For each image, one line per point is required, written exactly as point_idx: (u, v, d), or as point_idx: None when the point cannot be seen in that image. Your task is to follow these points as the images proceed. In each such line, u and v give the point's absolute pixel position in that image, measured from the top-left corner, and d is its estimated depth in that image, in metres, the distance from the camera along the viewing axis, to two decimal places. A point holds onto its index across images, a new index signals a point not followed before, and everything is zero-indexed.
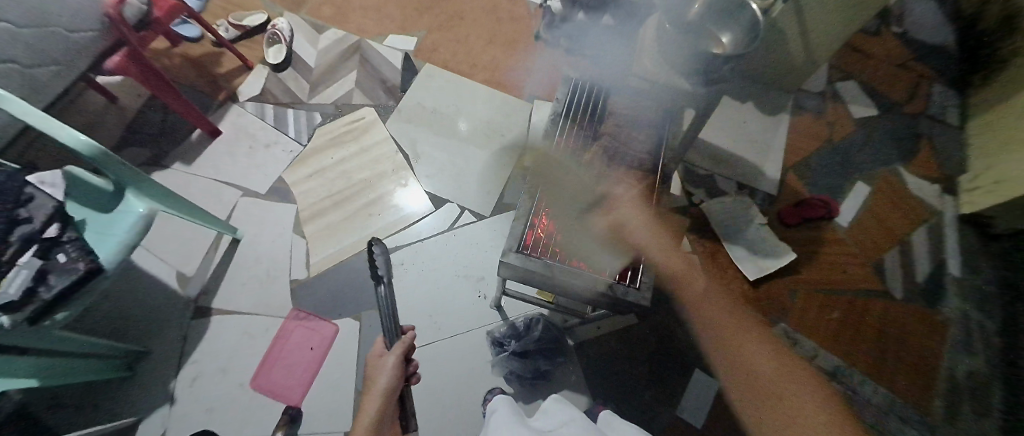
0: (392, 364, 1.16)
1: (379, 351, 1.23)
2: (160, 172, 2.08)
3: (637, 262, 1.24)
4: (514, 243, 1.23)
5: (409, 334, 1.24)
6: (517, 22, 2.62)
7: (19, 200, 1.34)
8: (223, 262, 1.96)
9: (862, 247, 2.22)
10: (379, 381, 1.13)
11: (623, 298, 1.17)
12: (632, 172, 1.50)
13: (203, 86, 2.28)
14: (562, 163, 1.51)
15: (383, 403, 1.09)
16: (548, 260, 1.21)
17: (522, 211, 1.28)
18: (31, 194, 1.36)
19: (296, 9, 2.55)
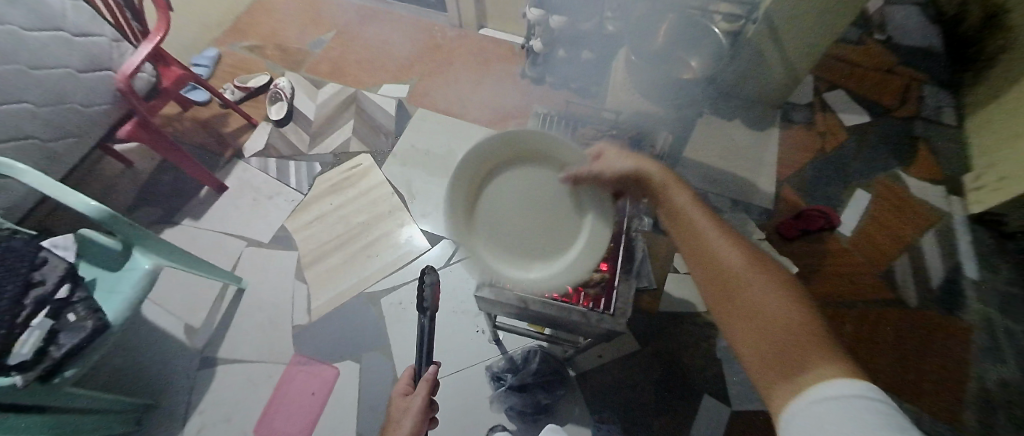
0: (418, 407, 1.16)
1: (404, 391, 1.26)
2: (170, 228, 2.19)
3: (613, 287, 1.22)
4: (489, 276, 1.23)
5: (432, 373, 1.24)
6: (503, 62, 2.74)
7: (34, 264, 1.44)
8: (228, 312, 2.02)
9: (868, 257, 2.16)
10: (403, 423, 1.14)
11: (599, 324, 1.16)
12: None
13: (211, 146, 2.44)
14: None
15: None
16: (524, 293, 1.20)
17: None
18: (44, 257, 1.46)
19: (296, 68, 2.74)
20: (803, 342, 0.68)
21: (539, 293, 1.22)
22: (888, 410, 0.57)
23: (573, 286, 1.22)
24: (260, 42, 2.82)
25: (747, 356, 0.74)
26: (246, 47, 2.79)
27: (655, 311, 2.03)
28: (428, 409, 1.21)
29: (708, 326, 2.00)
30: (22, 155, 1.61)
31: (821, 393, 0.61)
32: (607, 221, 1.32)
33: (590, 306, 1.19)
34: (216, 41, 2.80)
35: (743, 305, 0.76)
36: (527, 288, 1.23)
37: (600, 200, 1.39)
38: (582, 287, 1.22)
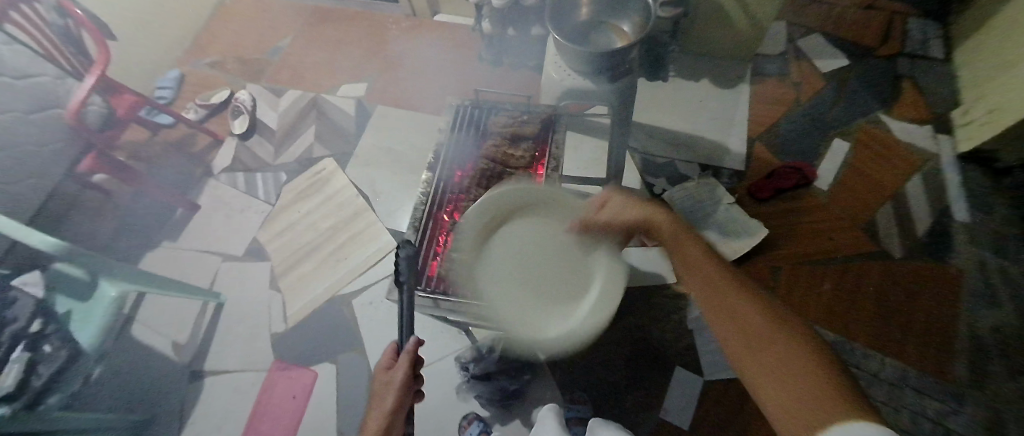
0: (400, 382, 1.06)
1: (385, 364, 1.14)
2: (148, 251, 2.24)
3: (523, 279, 1.26)
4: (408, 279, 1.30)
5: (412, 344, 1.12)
6: (460, 47, 2.68)
7: (7, 303, 1.63)
8: (212, 326, 2.10)
9: (848, 211, 2.05)
10: (386, 399, 1.05)
11: (508, 318, 1.21)
12: (516, 188, 1.44)
13: (179, 165, 2.46)
14: (445, 202, 1.45)
15: (392, 419, 1.02)
16: (436, 295, 1.32)
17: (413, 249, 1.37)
18: (14, 296, 1.64)
19: (257, 79, 2.74)
20: (827, 402, 0.56)
21: (451, 293, 1.31)
22: None
23: None
24: (220, 57, 2.83)
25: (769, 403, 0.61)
26: (207, 64, 2.80)
27: (624, 288, 2.00)
28: (411, 382, 1.11)
29: (679, 298, 1.96)
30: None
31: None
32: (514, 213, 1.39)
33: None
34: (177, 61, 2.83)
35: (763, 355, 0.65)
36: (439, 287, 1.28)
37: (512, 192, 1.43)
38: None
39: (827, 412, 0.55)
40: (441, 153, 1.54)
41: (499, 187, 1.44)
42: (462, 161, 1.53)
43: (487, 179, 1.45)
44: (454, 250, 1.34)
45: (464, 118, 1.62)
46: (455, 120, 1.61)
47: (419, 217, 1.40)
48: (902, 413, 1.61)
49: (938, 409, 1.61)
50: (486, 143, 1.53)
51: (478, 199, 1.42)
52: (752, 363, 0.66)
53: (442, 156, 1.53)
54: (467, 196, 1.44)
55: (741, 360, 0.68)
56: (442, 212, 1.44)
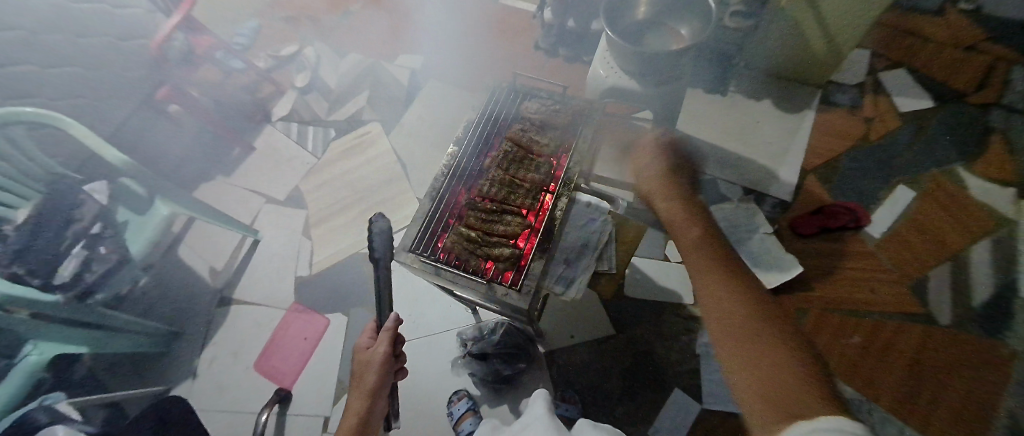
0: (381, 359, 1.13)
1: (366, 343, 1.20)
2: (206, 183, 2.44)
3: (526, 266, 1.27)
4: (409, 241, 1.32)
5: (393, 321, 1.19)
6: (519, 33, 2.68)
7: (76, 204, 1.79)
8: (246, 260, 2.27)
9: (898, 264, 1.89)
10: (367, 377, 1.11)
11: (505, 300, 1.22)
12: (537, 173, 1.44)
13: (241, 108, 2.64)
14: (466, 171, 1.46)
15: (374, 395, 1.10)
16: (438, 263, 1.29)
17: (420, 214, 1.37)
18: (82, 199, 1.81)
19: (324, 38, 2.89)
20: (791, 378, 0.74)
21: (450, 264, 1.29)
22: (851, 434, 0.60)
23: (485, 259, 1.30)
24: (295, 13, 3.00)
25: (746, 400, 0.77)
26: (282, 18, 2.98)
27: (637, 299, 1.97)
28: (392, 358, 1.18)
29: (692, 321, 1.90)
30: (78, 113, 2.13)
31: (813, 429, 0.63)
32: (530, 198, 1.39)
33: (499, 279, 1.25)
34: (257, 12, 3.01)
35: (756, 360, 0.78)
36: (443, 257, 1.31)
37: (533, 177, 1.43)
38: (494, 261, 1.28)
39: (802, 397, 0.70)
40: (468, 128, 1.53)
41: (519, 170, 1.44)
42: (490, 135, 1.53)
43: (510, 157, 1.46)
44: (464, 223, 1.37)
45: (504, 92, 1.61)
46: (492, 92, 1.61)
47: (437, 186, 1.41)
48: None
49: None
50: (518, 122, 1.53)
51: (497, 176, 1.43)
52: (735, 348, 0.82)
53: (472, 126, 1.54)
54: (486, 173, 1.45)
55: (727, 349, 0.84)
56: (462, 182, 1.45)
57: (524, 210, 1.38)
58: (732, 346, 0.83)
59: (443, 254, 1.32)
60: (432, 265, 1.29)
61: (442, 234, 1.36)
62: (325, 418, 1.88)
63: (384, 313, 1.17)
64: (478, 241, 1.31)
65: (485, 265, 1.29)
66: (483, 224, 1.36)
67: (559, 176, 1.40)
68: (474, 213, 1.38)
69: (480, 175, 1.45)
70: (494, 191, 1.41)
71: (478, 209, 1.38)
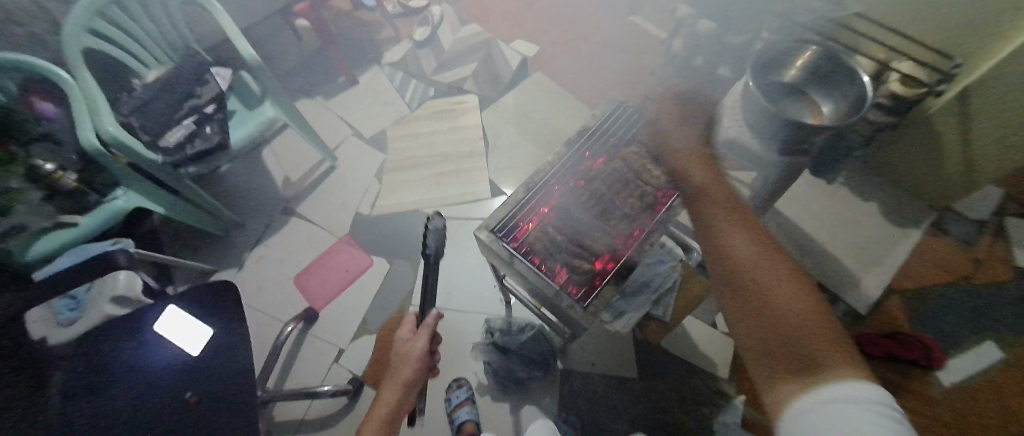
0: (419, 354, 1.21)
1: (406, 333, 1.28)
2: (305, 100, 2.58)
3: (597, 285, 1.27)
4: (492, 222, 1.36)
5: (433, 318, 1.25)
6: (639, 54, 2.65)
7: (200, 81, 1.92)
8: (318, 180, 2.39)
9: (958, 420, 1.67)
10: (403, 371, 1.20)
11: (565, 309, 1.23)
12: (639, 199, 1.39)
13: (360, 44, 2.79)
14: (567, 174, 1.46)
15: (405, 391, 1.18)
16: (514, 251, 1.32)
17: (513, 199, 1.41)
18: (206, 79, 1.93)
19: (452, 2, 2.97)
20: (810, 332, 0.83)
21: (526, 258, 1.32)
22: (883, 408, 0.71)
23: (560, 265, 1.31)
24: None
25: (751, 351, 0.87)
26: None
27: (668, 351, 1.91)
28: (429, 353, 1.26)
29: (718, 394, 1.81)
30: None
31: (836, 395, 0.74)
32: (623, 222, 1.36)
33: (569, 289, 1.27)
34: None
35: (758, 307, 0.88)
36: (520, 248, 1.33)
37: (632, 201, 1.39)
38: (568, 270, 1.30)
39: (822, 356, 0.79)
40: (583, 132, 1.53)
41: (621, 191, 1.41)
42: (603, 143, 1.52)
43: (618, 175, 1.44)
44: (552, 224, 1.37)
45: (627, 106, 1.59)
46: (615, 104, 1.59)
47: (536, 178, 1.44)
48: None
49: None
50: (636, 143, 1.50)
51: (598, 189, 1.42)
52: (736, 295, 0.92)
53: (587, 131, 1.54)
54: (588, 184, 1.44)
55: (729, 297, 0.94)
56: (561, 183, 1.45)
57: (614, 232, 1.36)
58: (737, 295, 0.92)
59: (522, 245, 1.34)
60: (505, 253, 1.31)
61: (527, 226, 1.38)
62: (339, 350, 1.95)
63: (427, 311, 1.24)
64: (563, 245, 1.33)
65: (558, 270, 1.31)
66: (571, 232, 1.36)
67: (660, 208, 1.36)
68: (567, 217, 1.38)
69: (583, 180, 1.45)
70: (590, 203, 1.40)
71: (570, 217, 1.39)
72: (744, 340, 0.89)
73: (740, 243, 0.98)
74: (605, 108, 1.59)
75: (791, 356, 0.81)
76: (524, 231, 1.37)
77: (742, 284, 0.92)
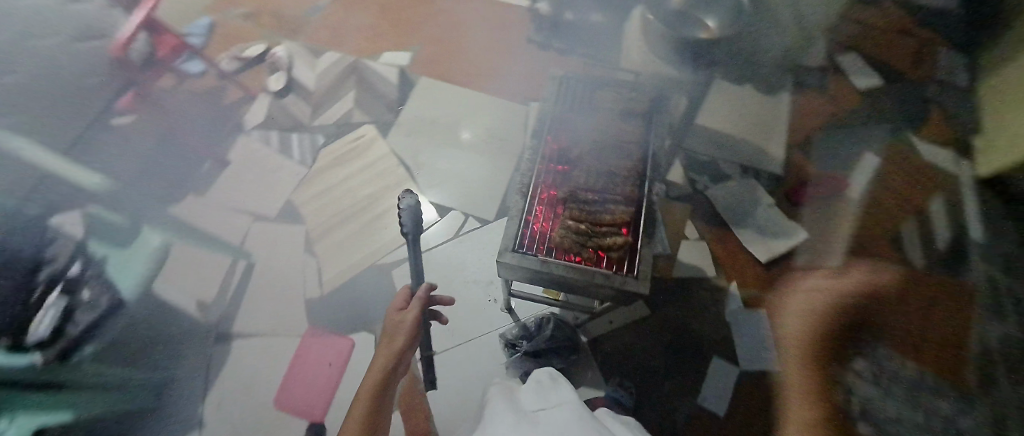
0: (412, 324, 1.11)
1: (398, 306, 1.17)
2: (175, 204, 2.12)
3: (637, 250, 1.28)
4: (509, 242, 1.30)
5: (424, 289, 1.16)
6: (509, 27, 2.69)
7: (44, 242, 1.89)
8: (241, 284, 1.99)
9: (876, 220, 2.15)
10: (397, 339, 1.09)
11: (623, 287, 1.21)
12: (628, 160, 1.47)
13: (210, 117, 2.36)
14: (550, 165, 1.48)
15: (400, 357, 1.07)
16: (543, 257, 1.27)
17: (516, 211, 1.36)
18: (52, 236, 1.91)
19: (293, 36, 2.65)
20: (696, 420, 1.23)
21: (559, 258, 1.28)
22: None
23: (595, 249, 1.28)
24: (255, 9, 2.73)
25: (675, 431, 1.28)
26: (241, 15, 2.70)
27: (663, 277, 2.03)
28: (421, 326, 1.16)
29: (717, 292, 2.00)
30: None
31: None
32: (628, 185, 1.41)
33: (614, 268, 1.26)
34: (208, 9, 2.71)
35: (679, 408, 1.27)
36: (548, 252, 1.29)
37: (621, 163, 1.46)
38: (606, 250, 1.28)
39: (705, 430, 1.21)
40: (543, 121, 1.57)
41: (609, 159, 1.47)
42: (566, 123, 1.58)
43: (597, 146, 1.50)
44: (567, 216, 1.34)
45: (569, 82, 1.69)
46: (557, 84, 1.67)
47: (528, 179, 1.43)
48: (919, 411, 1.74)
49: (951, 411, 1.73)
50: (596, 113, 1.59)
51: (590, 166, 1.45)
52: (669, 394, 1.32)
53: (545, 119, 1.58)
54: (578, 165, 1.46)
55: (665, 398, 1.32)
56: (548, 176, 1.45)
57: (625, 197, 1.39)
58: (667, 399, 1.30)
59: (548, 249, 1.30)
60: (537, 265, 1.26)
61: (540, 230, 1.35)
62: None
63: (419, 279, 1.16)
64: (587, 231, 1.30)
65: (597, 256, 1.28)
66: (587, 215, 1.34)
67: (648, 159, 1.47)
68: (575, 204, 1.37)
69: (568, 165, 1.47)
70: (589, 181, 1.42)
71: (579, 201, 1.38)
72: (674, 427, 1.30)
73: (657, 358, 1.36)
74: (550, 91, 1.65)
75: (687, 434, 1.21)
76: (542, 236, 1.33)
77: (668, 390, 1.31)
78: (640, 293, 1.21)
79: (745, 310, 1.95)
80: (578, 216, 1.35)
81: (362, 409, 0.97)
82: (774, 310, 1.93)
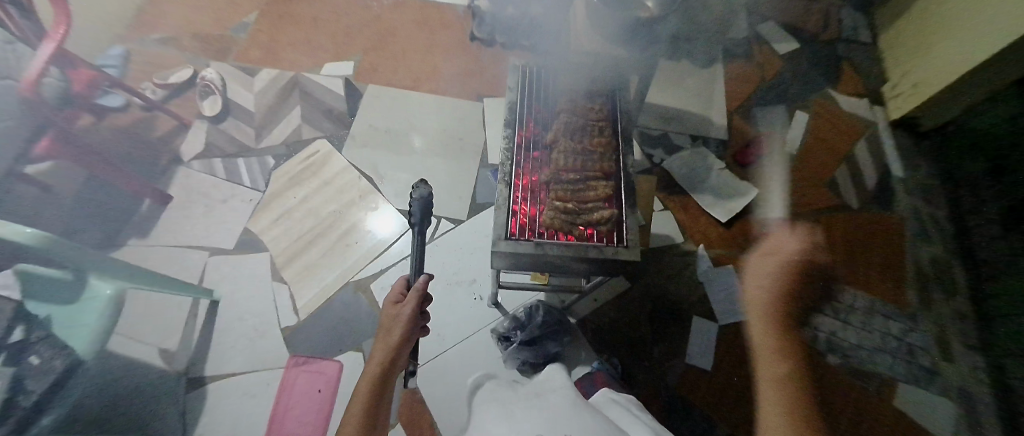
0: (409, 316, 1.06)
1: (394, 298, 1.14)
2: (118, 251, 1.96)
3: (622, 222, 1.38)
4: (500, 231, 1.34)
5: (421, 282, 1.13)
6: (451, 26, 2.68)
7: None
8: (207, 326, 1.87)
9: (813, 170, 2.36)
10: (394, 332, 1.04)
11: (615, 256, 1.31)
12: (599, 137, 1.57)
13: (141, 153, 2.18)
14: (527, 152, 1.55)
15: (398, 350, 1.02)
16: (537, 241, 1.33)
17: (501, 201, 1.40)
18: None
19: (222, 56, 2.49)
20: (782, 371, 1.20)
21: (551, 239, 1.35)
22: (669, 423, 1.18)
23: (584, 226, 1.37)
24: (173, 33, 2.53)
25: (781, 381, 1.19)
26: (158, 39, 2.50)
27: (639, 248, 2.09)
28: (418, 318, 1.11)
29: (687, 255, 2.10)
30: None
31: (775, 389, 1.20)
32: (605, 161, 1.51)
33: (603, 240, 1.35)
34: (119, 37, 2.48)
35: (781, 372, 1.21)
36: (540, 236, 1.36)
37: (594, 140, 1.55)
38: (593, 225, 1.37)
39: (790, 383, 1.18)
40: (512, 109, 1.62)
41: (583, 139, 1.56)
42: (535, 112, 1.65)
43: (569, 128, 1.56)
44: (553, 198, 1.42)
45: (529, 71, 1.75)
46: (519, 74, 1.73)
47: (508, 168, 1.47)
48: (873, 333, 1.95)
49: (899, 330, 1.96)
50: (560, 99, 1.67)
51: (567, 147, 1.52)
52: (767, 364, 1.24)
53: (514, 109, 1.63)
54: (554, 149, 1.54)
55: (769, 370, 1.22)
56: (526, 164, 1.52)
57: (603, 173, 1.50)
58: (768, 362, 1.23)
59: (539, 233, 1.37)
60: (531, 248, 1.31)
61: (528, 216, 1.41)
62: None
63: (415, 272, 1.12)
64: (574, 210, 1.38)
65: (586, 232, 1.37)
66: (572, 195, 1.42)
67: (617, 136, 1.58)
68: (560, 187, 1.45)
69: (546, 150, 1.55)
70: (569, 162, 1.49)
71: (563, 182, 1.45)
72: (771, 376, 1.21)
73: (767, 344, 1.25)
74: (513, 81, 1.70)
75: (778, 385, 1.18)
76: (531, 221, 1.40)
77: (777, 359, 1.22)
78: (631, 259, 1.32)
79: (714, 269, 2.07)
80: (564, 197, 1.43)
81: (360, 405, 0.95)
82: (741, 266, 2.08)
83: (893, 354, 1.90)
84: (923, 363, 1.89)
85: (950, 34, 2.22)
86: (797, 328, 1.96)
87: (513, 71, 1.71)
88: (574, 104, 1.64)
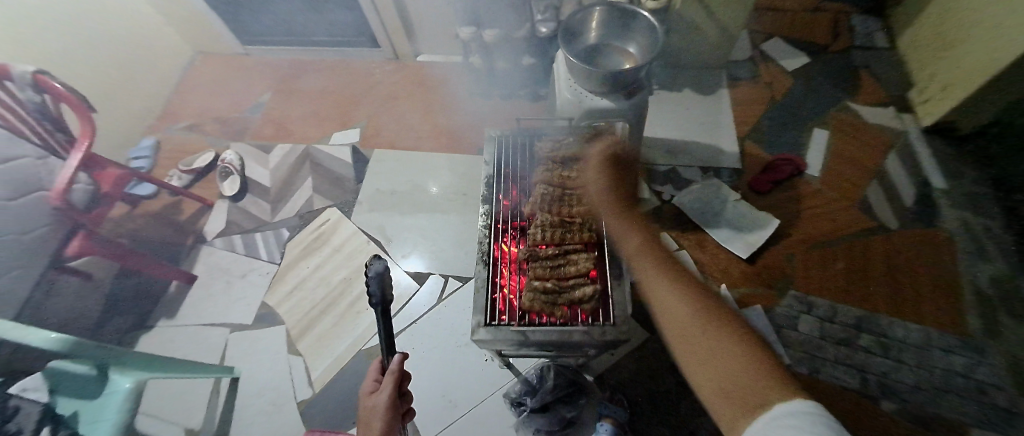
0: (384, 405, 1.04)
1: (371, 387, 1.12)
2: (148, 333, 2.07)
3: (609, 296, 1.30)
4: (480, 317, 1.27)
5: (396, 363, 1.09)
6: (448, 84, 2.76)
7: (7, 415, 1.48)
8: (228, 404, 1.91)
9: (840, 191, 2.19)
10: (373, 425, 1.03)
11: (604, 337, 1.22)
12: (580, 205, 1.52)
13: (170, 237, 2.33)
14: (507, 226, 1.50)
15: None
16: (522, 327, 1.25)
17: (480, 282, 1.34)
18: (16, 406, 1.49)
19: (240, 137, 2.67)
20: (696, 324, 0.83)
21: (534, 322, 1.27)
22: None
23: (568, 304, 1.28)
24: (197, 119, 2.75)
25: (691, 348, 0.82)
26: (185, 128, 2.72)
27: None
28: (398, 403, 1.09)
29: None
30: None
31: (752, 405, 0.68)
32: (586, 231, 1.44)
33: (590, 320, 1.27)
34: (150, 129, 2.71)
35: (712, 349, 0.78)
36: (523, 318, 1.28)
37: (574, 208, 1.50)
38: (577, 304, 1.28)
39: (724, 349, 0.78)
40: (489, 181, 1.60)
41: (563, 208, 1.51)
42: (513, 181, 1.62)
43: (547, 197, 1.52)
44: (533, 277, 1.36)
45: (505, 139, 1.73)
46: (496, 143, 1.71)
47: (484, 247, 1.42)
48: (934, 371, 1.72)
49: (965, 365, 1.72)
50: (538, 164, 1.63)
51: (545, 220, 1.47)
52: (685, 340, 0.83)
53: (491, 181, 1.60)
54: (533, 222, 1.49)
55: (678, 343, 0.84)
56: (506, 238, 1.47)
57: (586, 243, 1.44)
58: (684, 339, 0.83)
59: (522, 315, 1.29)
60: (508, 333, 1.24)
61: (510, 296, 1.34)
62: None
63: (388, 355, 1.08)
64: (555, 289, 1.30)
65: (570, 313, 1.28)
66: (552, 272, 1.36)
67: None
68: (539, 263, 1.39)
69: (524, 222, 1.51)
70: (547, 235, 1.44)
71: (541, 258, 1.39)
72: (702, 387, 0.77)
73: (675, 298, 0.89)
74: (490, 150, 1.69)
75: (724, 364, 0.76)
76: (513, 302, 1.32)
77: (682, 324, 0.85)
78: (620, 339, 1.23)
79: (740, 310, 1.91)
80: (544, 274, 1.37)
81: None
82: (769, 305, 1.92)
83: (959, 395, 1.67)
84: (999, 403, 1.64)
85: (977, 32, 2.04)
86: (842, 371, 1.75)
87: (490, 141, 1.70)
88: (552, 170, 1.60)
